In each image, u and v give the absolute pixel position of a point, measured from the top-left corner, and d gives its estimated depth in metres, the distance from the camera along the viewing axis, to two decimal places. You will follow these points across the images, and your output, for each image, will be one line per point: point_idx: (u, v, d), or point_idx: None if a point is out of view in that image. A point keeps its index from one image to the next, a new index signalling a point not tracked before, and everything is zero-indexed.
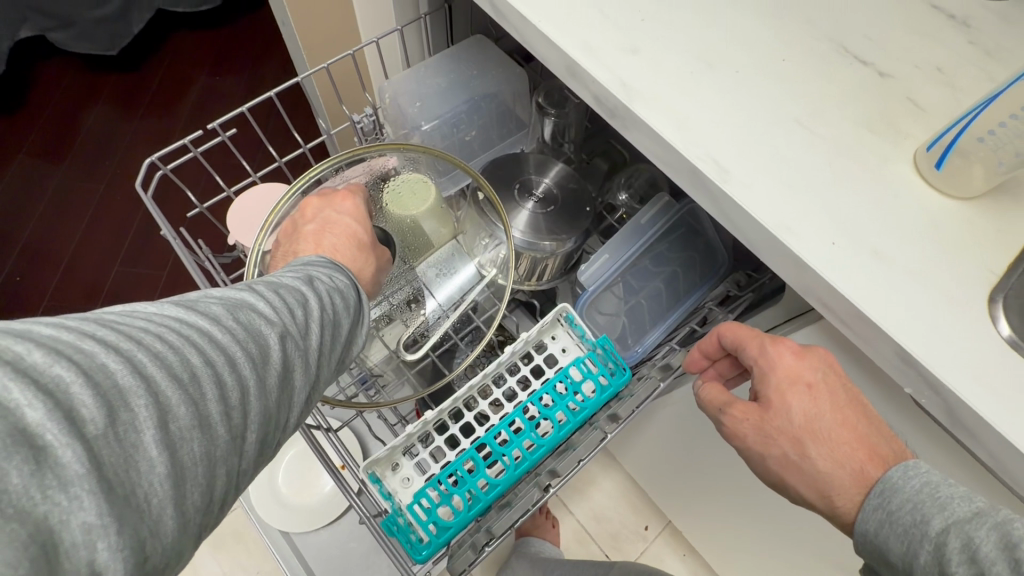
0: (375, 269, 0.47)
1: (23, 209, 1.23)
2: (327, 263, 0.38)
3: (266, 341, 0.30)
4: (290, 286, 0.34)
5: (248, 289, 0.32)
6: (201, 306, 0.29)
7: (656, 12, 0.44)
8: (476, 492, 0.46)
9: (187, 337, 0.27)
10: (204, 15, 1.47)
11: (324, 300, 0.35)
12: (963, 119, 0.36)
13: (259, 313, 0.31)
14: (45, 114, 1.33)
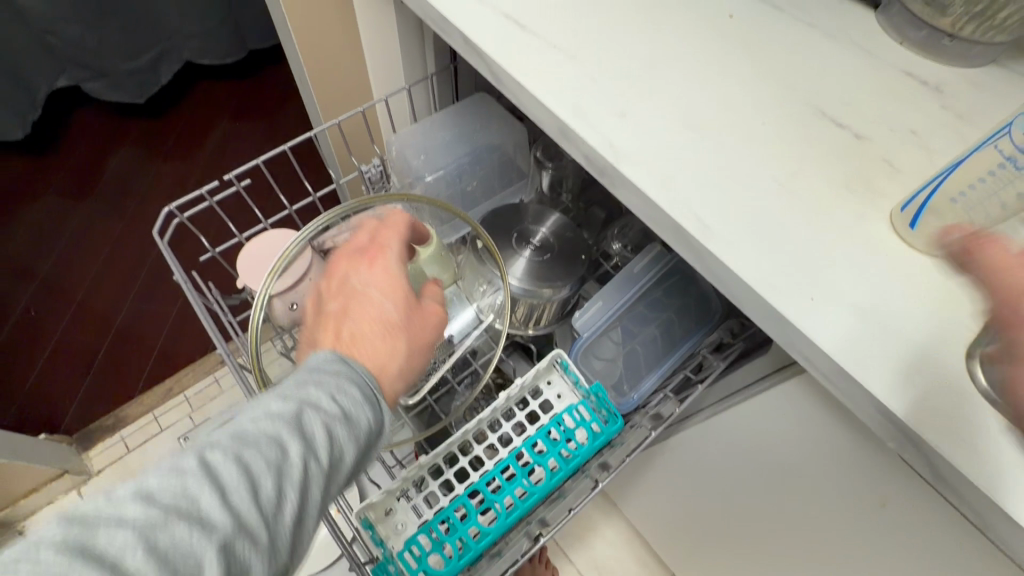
0: (410, 349, 0.42)
1: (44, 246, 1.28)
2: (332, 375, 0.37)
3: (258, 527, 0.30)
4: (288, 438, 0.33)
5: (244, 446, 0.32)
6: (192, 495, 0.29)
7: (644, 80, 0.47)
8: (467, 540, 0.47)
9: (171, 556, 0.27)
10: (229, 66, 1.56)
11: (325, 448, 0.34)
12: (933, 180, 0.37)
13: (250, 492, 0.31)
14: (73, 156, 1.40)
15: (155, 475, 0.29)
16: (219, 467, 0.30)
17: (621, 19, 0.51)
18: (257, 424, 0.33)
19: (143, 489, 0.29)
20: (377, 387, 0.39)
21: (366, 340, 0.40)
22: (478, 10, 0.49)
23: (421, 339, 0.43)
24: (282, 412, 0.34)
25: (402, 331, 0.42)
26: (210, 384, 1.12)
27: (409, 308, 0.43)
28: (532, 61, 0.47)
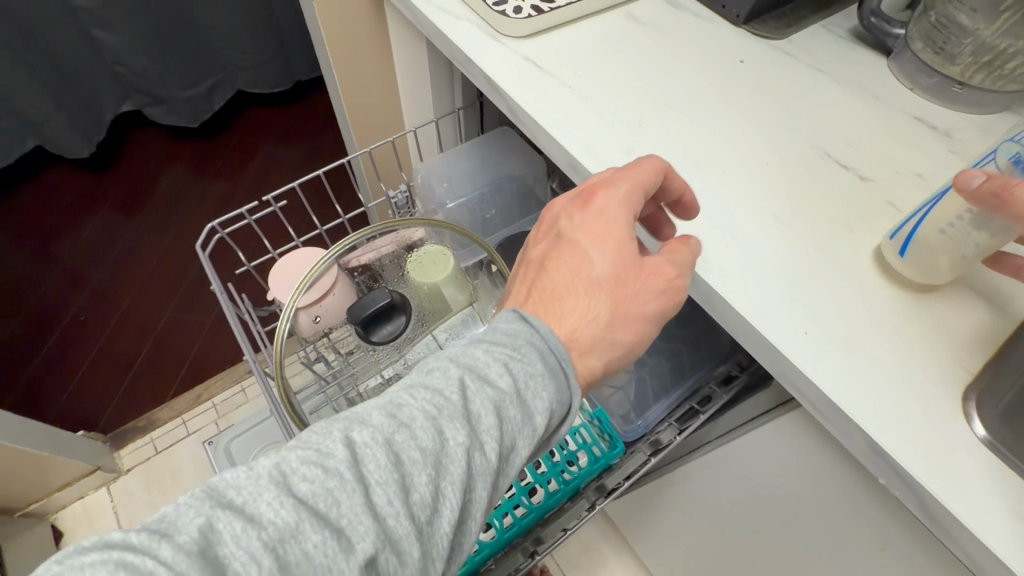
0: (610, 310, 0.36)
1: (97, 256, 1.37)
2: (500, 357, 0.33)
3: (413, 526, 0.28)
4: (447, 426, 0.30)
5: (399, 428, 0.30)
6: (340, 482, 0.28)
7: (653, 119, 0.49)
8: (465, 553, 0.49)
9: (317, 547, 0.26)
10: (277, 95, 1.68)
11: (487, 440, 0.31)
12: (920, 211, 0.37)
13: (405, 485, 0.29)
14: (130, 174, 1.51)
15: (301, 452, 0.29)
16: (368, 452, 0.29)
17: (633, 62, 0.54)
18: (414, 399, 0.31)
19: (297, 463, 0.28)
20: (565, 363, 0.34)
21: (554, 303, 0.37)
22: (500, 52, 0.53)
23: (631, 308, 0.37)
24: (446, 390, 0.32)
25: (602, 295, 0.36)
26: (237, 392, 1.17)
27: (620, 269, 0.37)
28: (547, 100, 0.50)
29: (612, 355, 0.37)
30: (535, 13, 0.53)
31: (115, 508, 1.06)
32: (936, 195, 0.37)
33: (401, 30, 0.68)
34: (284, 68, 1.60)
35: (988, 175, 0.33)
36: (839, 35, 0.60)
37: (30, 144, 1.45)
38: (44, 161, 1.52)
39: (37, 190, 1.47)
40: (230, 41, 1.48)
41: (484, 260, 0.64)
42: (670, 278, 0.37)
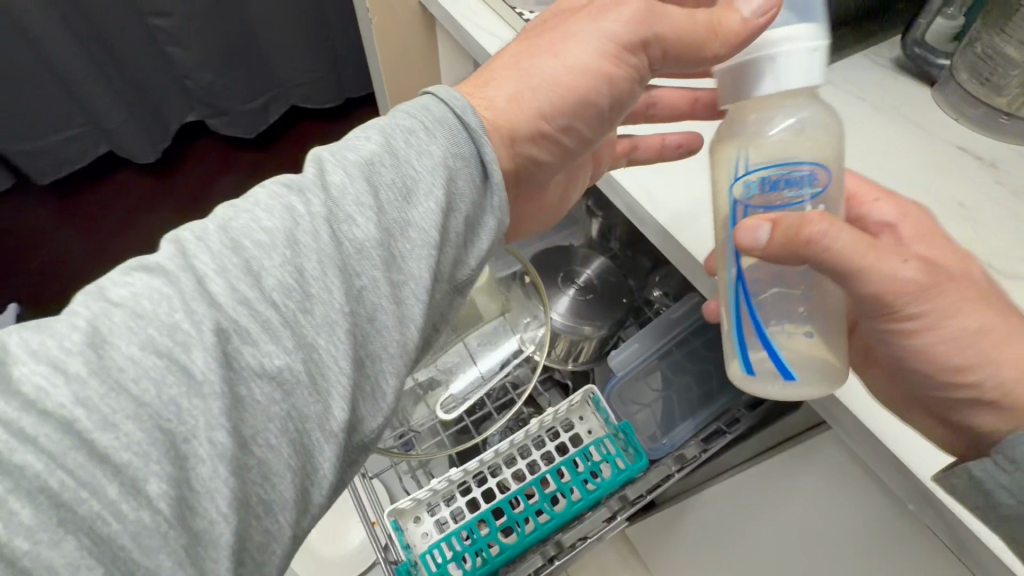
0: (529, 89, 0.38)
1: (156, 255, 1.46)
2: (360, 146, 0.33)
3: (277, 310, 0.29)
4: (299, 205, 0.31)
5: (241, 220, 0.31)
6: (167, 280, 0.28)
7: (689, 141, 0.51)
8: (487, 554, 0.49)
9: (141, 353, 0.26)
10: (327, 111, 1.78)
11: (352, 211, 0.31)
12: (745, 310, 0.39)
13: (251, 270, 0.29)
14: (189, 180, 1.62)
15: (129, 271, 0.29)
16: (201, 249, 0.29)
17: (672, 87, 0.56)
18: (264, 197, 0.32)
19: (140, 271, 0.29)
20: (438, 134, 0.34)
21: (482, 91, 0.38)
22: None
23: (557, 82, 0.38)
24: (302, 177, 0.32)
25: (512, 47, 0.40)
26: None
27: (539, 25, 0.40)
28: None
29: (518, 91, 0.38)
30: None
31: None
32: (734, 279, 0.39)
33: (451, 53, 0.72)
34: (335, 85, 1.69)
35: (770, 221, 0.36)
36: (883, 64, 0.60)
37: (102, 148, 1.56)
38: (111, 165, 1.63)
39: (104, 192, 1.57)
40: (289, 59, 1.58)
41: (519, 272, 0.66)
42: (592, 23, 0.38)
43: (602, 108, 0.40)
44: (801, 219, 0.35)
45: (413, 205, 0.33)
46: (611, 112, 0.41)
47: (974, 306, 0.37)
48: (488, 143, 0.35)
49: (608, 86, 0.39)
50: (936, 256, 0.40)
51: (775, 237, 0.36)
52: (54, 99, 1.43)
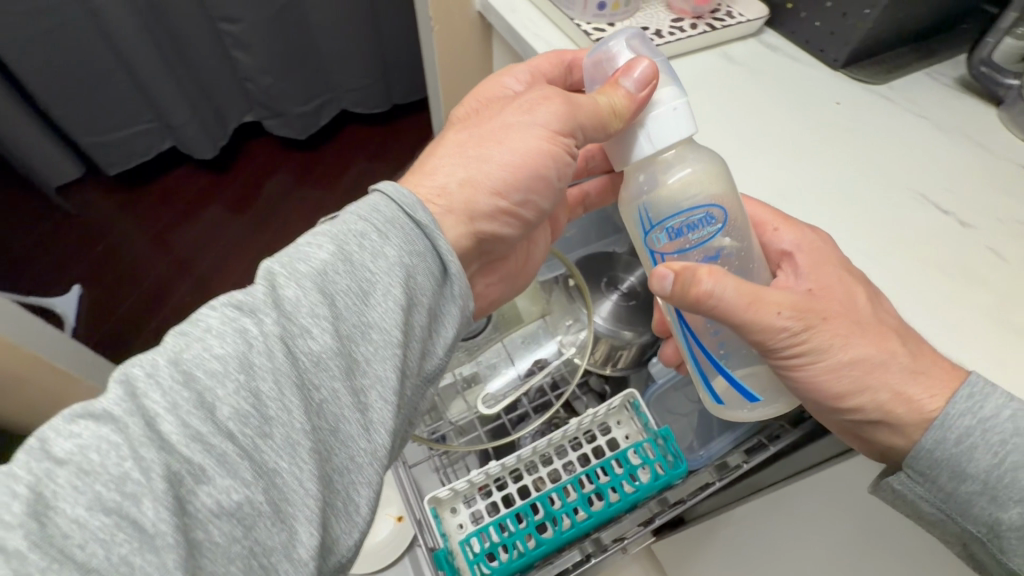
0: (458, 165, 0.39)
1: (207, 247, 1.54)
2: (314, 256, 0.32)
3: (234, 442, 0.28)
4: (249, 325, 0.30)
5: (189, 346, 0.29)
6: (113, 426, 0.27)
7: (744, 153, 0.51)
8: (524, 546, 0.50)
9: (90, 512, 0.26)
10: (375, 116, 1.85)
11: (305, 323, 0.31)
12: (694, 348, 0.43)
13: (202, 403, 0.28)
14: (242, 178, 1.70)
15: (79, 418, 0.28)
16: (147, 385, 0.28)
17: (725, 99, 0.56)
18: (212, 315, 0.31)
19: (96, 414, 0.28)
20: (394, 229, 0.34)
21: (421, 173, 0.40)
22: None
23: (490, 153, 0.40)
24: (252, 289, 0.31)
25: (452, 136, 0.42)
26: None
27: (476, 116, 0.44)
28: None
29: (470, 175, 0.39)
30: None
31: None
32: (678, 317, 0.43)
33: (507, 62, 0.75)
34: (384, 91, 1.76)
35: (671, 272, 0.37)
36: (945, 83, 0.59)
37: (166, 144, 1.66)
38: (172, 159, 1.72)
39: (164, 185, 1.67)
40: (343, 66, 1.65)
41: (562, 276, 0.67)
42: (522, 116, 0.41)
43: (548, 180, 0.43)
44: (693, 275, 0.37)
45: (375, 312, 0.32)
46: (558, 182, 0.44)
47: (847, 344, 0.40)
48: (440, 234, 0.35)
49: (550, 164, 0.41)
50: (821, 287, 0.42)
51: (674, 289, 0.38)
52: (127, 96, 1.52)
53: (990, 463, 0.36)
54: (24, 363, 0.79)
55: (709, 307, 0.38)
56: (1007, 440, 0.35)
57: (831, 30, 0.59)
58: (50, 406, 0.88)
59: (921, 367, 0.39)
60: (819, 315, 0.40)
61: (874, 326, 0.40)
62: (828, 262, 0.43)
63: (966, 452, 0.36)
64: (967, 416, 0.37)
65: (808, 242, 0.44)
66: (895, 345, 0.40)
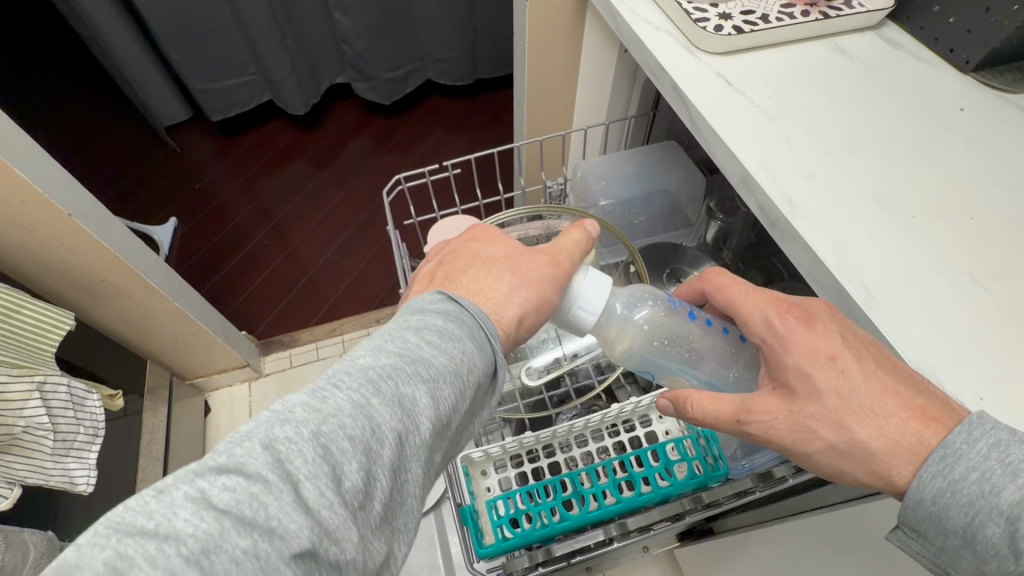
0: (516, 305, 0.43)
1: (286, 196, 1.64)
2: (436, 354, 0.36)
3: (351, 513, 0.29)
4: (377, 411, 0.32)
5: (325, 420, 0.31)
6: (265, 487, 0.27)
7: (841, 152, 0.47)
8: (549, 518, 0.49)
9: (246, 554, 0.25)
10: (459, 88, 1.88)
11: (418, 416, 0.33)
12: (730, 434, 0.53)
13: (336, 474, 0.29)
14: (329, 135, 1.78)
15: (223, 474, 0.27)
16: (291, 450, 0.29)
17: (828, 93, 0.52)
18: (340, 395, 0.32)
19: (244, 469, 0.28)
20: (490, 339, 0.39)
21: (484, 298, 0.43)
22: (693, 64, 0.55)
23: (540, 295, 0.44)
24: (373, 378, 0.33)
25: (505, 274, 0.44)
26: (363, 335, 1.34)
27: (513, 259, 0.46)
28: (730, 115, 0.50)
29: (525, 312, 0.43)
30: (737, 31, 0.54)
31: (250, 403, 1.25)
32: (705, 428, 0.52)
33: (599, 36, 0.73)
34: (469, 65, 1.78)
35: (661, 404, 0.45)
36: None
37: (265, 97, 1.78)
38: (268, 112, 1.84)
39: (260, 135, 1.79)
40: (435, 36, 1.68)
41: (624, 261, 0.66)
42: (554, 276, 0.45)
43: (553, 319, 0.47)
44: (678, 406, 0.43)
45: (460, 410, 0.36)
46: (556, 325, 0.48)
47: (800, 439, 0.38)
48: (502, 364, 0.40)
49: (563, 310, 0.47)
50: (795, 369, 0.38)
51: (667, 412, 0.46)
52: (237, 48, 1.63)
53: (963, 520, 0.32)
54: (125, 276, 0.88)
55: (692, 423, 0.44)
56: (972, 502, 0.32)
57: (968, 28, 0.53)
58: (140, 317, 0.98)
59: (888, 446, 0.35)
60: (772, 417, 0.39)
61: (828, 414, 0.37)
62: (785, 355, 0.39)
63: (939, 510, 0.33)
64: (938, 477, 0.33)
65: (772, 336, 0.40)
66: (853, 430, 0.36)
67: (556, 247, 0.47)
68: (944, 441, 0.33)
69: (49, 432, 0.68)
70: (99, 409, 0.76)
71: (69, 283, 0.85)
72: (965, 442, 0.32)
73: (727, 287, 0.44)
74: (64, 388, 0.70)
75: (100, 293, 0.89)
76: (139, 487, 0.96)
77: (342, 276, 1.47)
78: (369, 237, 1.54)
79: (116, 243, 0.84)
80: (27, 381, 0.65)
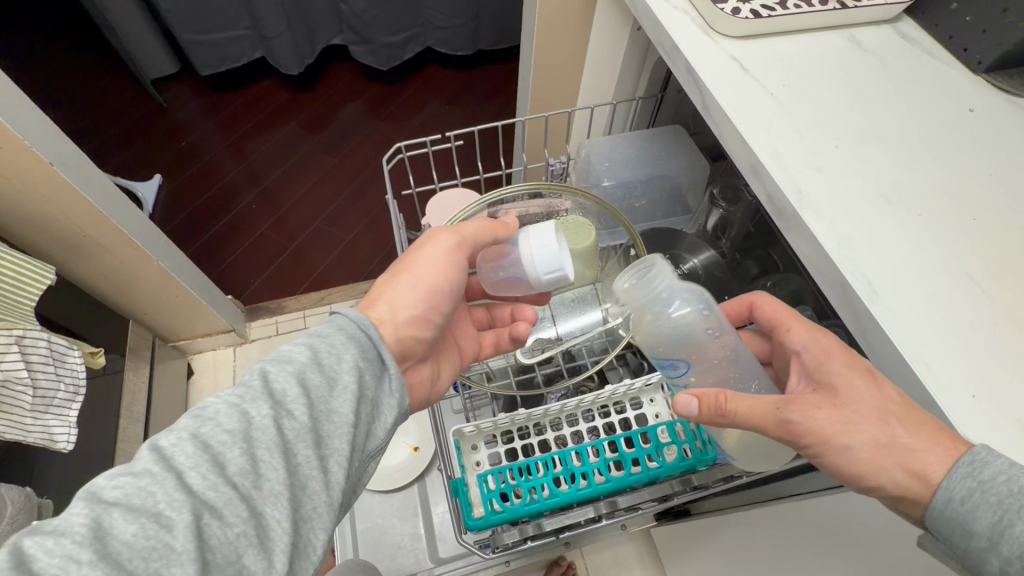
0: (393, 293, 0.47)
1: (276, 159, 1.59)
2: (307, 347, 0.39)
3: (237, 489, 0.33)
4: (250, 407, 0.35)
5: (204, 422, 0.34)
6: (151, 479, 0.31)
7: (852, 145, 0.47)
8: (540, 494, 0.50)
9: (136, 534, 0.29)
10: (459, 59, 1.84)
11: (291, 404, 0.36)
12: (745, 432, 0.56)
13: (217, 461, 0.33)
14: (322, 98, 1.73)
15: (109, 475, 0.32)
16: (175, 448, 0.33)
17: (843, 83, 0.52)
18: (218, 400, 0.36)
19: (131, 470, 0.32)
20: (366, 329, 0.42)
21: (370, 298, 0.48)
22: (708, 46, 0.54)
23: (416, 280, 0.48)
24: (248, 384, 0.37)
25: (383, 277, 0.49)
26: (352, 305, 1.33)
27: (396, 263, 0.50)
28: (744, 101, 0.49)
29: (400, 295, 0.47)
30: (756, 14, 0.53)
31: (234, 368, 1.24)
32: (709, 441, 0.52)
33: (611, 11, 0.71)
34: (471, 35, 1.73)
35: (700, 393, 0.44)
36: None
37: (257, 54, 1.72)
38: (259, 71, 1.78)
39: (250, 94, 1.73)
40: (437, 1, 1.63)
41: (626, 245, 0.66)
42: (424, 260, 0.49)
43: (444, 292, 0.50)
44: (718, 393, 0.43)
45: (345, 394, 0.38)
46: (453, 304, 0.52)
47: (842, 430, 0.38)
48: (384, 345, 0.42)
49: (448, 280, 0.50)
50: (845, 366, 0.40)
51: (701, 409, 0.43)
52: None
53: (990, 521, 0.33)
54: (107, 231, 0.85)
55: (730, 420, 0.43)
56: (1003, 502, 0.32)
57: (983, 27, 0.53)
58: (121, 275, 0.95)
59: (926, 444, 0.35)
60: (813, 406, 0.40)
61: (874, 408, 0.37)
62: (827, 361, 0.42)
63: (968, 512, 0.34)
64: (968, 477, 0.33)
65: (814, 345, 0.44)
66: (894, 427, 0.37)
67: (429, 236, 0.51)
68: (971, 449, 0.34)
69: (29, 388, 0.66)
70: (79, 366, 0.74)
71: (48, 236, 0.82)
72: (990, 452, 0.33)
73: (773, 305, 0.49)
74: (44, 343, 0.68)
75: (81, 249, 0.86)
76: (120, 448, 0.94)
77: (331, 244, 1.45)
78: (360, 205, 1.51)
79: (98, 197, 0.81)
80: (4, 334, 0.63)
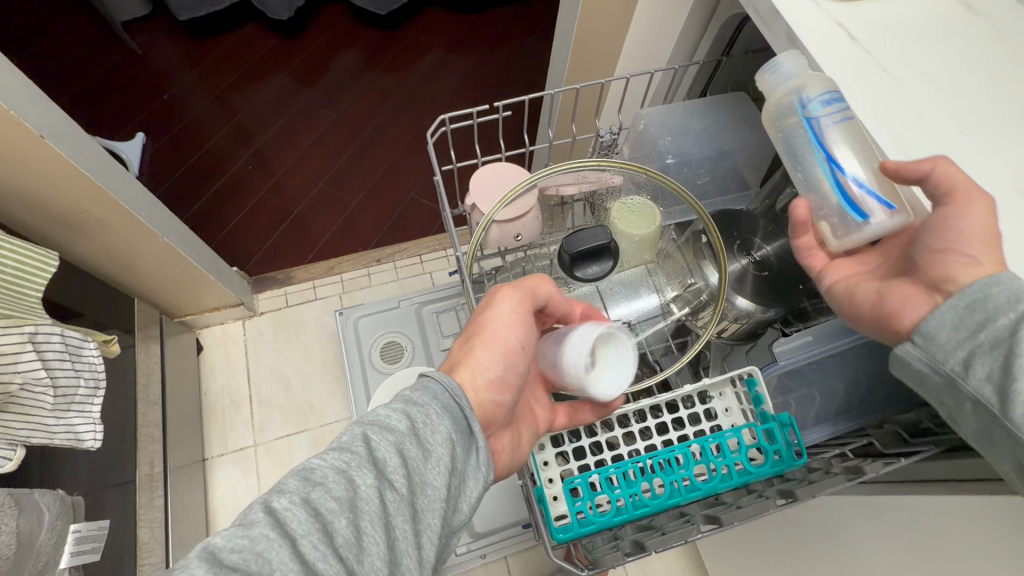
0: (474, 363, 0.47)
1: (270, 115, 1.48)
2: (402, 416, 0.40)
3: (344, 563, 0.34)
4: (356, 474, 0.37)
5: (314, 488, 0.36)
6: (268, 543, 0.33)
7: (980, 128, 0.42)
8: (631, 501, 0.48)
9: None
10: None
11: (393, 475, 0.38)
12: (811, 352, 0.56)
13: (326, 530, 0.34)
14: (315, 45, 1.59)
15: (228, 534, 0.33)
16: (289, 513, 0.34)
17: (964, 52, 0.46)
18: (325, 463, 0.37)
19: (246, 534, 0.33)
20: (458, 400, 0.43)
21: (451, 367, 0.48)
22: (813, 9, 0.47)
23: (492, 346, 0.48)
24: (350, 448, 0.38)
25: (462, 346, 0.49)
26: (363, 275, 1.27)
27: (469, 327, 0.51)
28: (858, 79, 0.44)
29: (480, 362, 0.47)
30: None
31: (246, 342, 1.19)
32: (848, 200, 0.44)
33: None
34: None
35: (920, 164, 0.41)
36: None
37: None
38: (241, 14, 1.61)
39: (233, 40, 1.58)
40: None
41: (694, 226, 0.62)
42: (500, 324, 0.49)
43: (517, 350, 0.50)
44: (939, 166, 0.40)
45: (439, 468, 0.39)
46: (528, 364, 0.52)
47: None
48: (474, 417, 0.43)
49: (523, 341, 0.50)
50: None
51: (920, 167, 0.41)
52: None
53: None
54: (108, 207, 0.78)
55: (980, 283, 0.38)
56: None
57: None
58: (125, 252, 0.88)
59: None
60: None
61: None
62: None
63: None
64: None
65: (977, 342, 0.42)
66: None
67: (499, 294, 0.51)
68: None
69: (49, 388, 0.61)
70: (97, 359, 0.69)
71: (44, 215, 0.75)
72: None
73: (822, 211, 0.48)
74: (58, 338, 0.63)
75: (80, 227, 0.79)
76: (142, 432, 0.91)
77: (336, 209, 1.37)
78: (364, 165, 1.42)
79: (96, 170, 0.73)
80: (16, 333, 0.58)
